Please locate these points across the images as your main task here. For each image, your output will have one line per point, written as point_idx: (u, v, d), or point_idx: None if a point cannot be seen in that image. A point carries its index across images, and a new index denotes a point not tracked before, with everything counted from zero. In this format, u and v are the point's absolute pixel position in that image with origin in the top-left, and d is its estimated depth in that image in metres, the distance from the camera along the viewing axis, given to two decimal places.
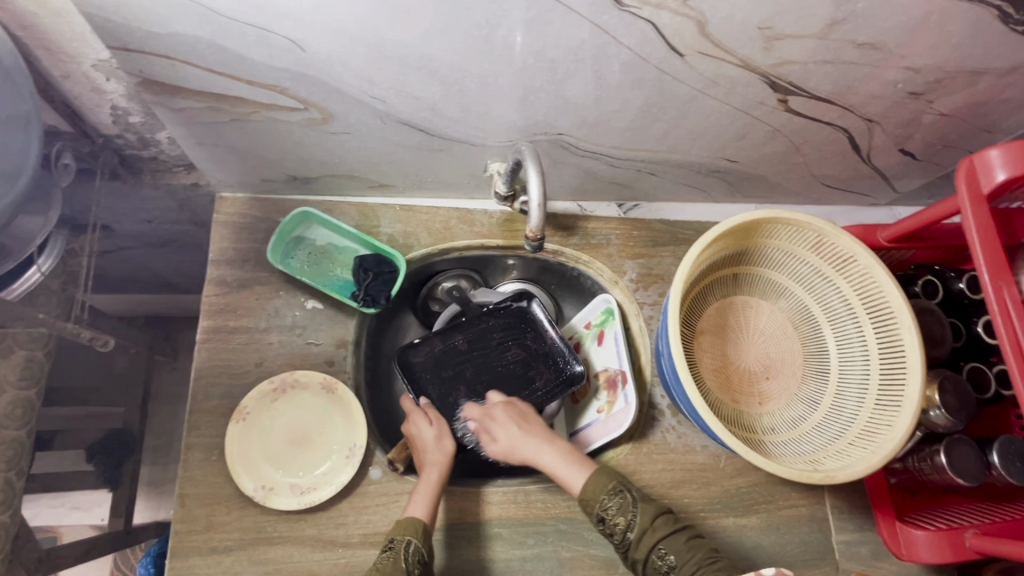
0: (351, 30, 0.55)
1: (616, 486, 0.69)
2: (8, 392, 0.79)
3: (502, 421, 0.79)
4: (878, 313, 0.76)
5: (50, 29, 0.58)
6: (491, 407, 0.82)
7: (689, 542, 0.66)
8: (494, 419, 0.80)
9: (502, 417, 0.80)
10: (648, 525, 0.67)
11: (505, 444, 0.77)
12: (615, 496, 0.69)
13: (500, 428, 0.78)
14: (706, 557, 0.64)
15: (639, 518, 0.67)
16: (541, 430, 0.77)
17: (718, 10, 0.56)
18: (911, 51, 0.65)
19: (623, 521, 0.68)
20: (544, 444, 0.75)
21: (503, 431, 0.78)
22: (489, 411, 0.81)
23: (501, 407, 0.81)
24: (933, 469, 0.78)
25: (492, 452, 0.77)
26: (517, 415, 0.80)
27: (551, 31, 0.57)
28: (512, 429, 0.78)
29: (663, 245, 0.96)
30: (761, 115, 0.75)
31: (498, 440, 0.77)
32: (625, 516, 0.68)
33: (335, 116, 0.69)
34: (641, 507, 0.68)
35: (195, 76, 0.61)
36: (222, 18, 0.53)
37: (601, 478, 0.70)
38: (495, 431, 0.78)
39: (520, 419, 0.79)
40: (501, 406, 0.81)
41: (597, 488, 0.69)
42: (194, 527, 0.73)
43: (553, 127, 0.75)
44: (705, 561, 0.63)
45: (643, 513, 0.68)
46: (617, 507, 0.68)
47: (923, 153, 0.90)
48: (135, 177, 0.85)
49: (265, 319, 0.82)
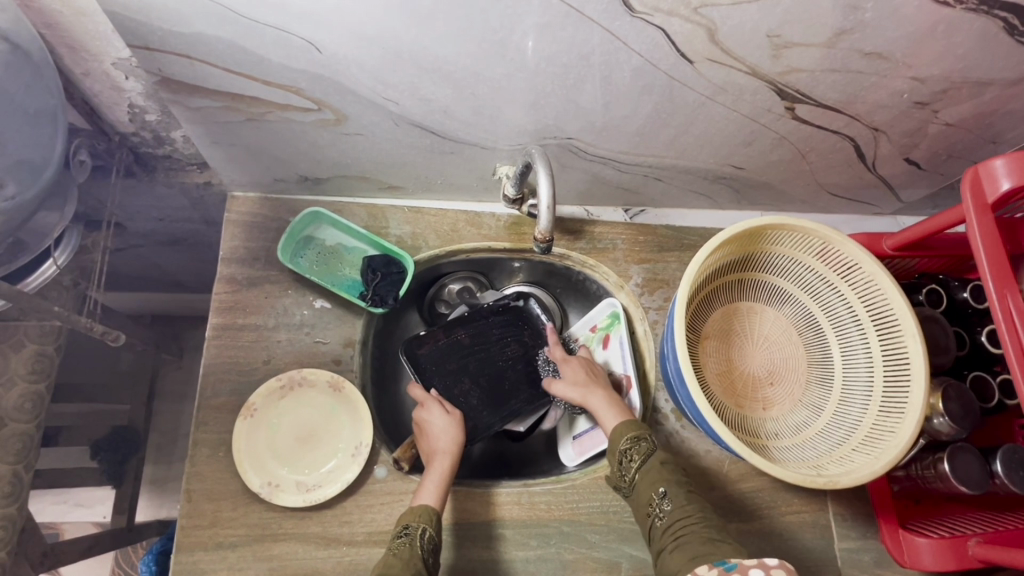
0: (368, 32, 0.56)
1: (639, 433, 0.72)
2: (18, 385, 0.80)
3: (576, 366, 0.84)
4: (883, 321, 0.77)
5: (73, 28, 0.59)
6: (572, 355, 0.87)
7: (689, 494, 0.66)
8: (568, 361, 0.85)
9: (576, 364, 0.85)
10: (655, 468, 0.69)
11: (569, 384, 0.83)
12: (637, 439, 0.71)
13: (570, 369, 0.84)
14: (699, 510, 0.64)
15: (650, 461, 0.69)
16: (604, 380, 0.82)
17: (729, 18, 0.58)
18: (918, 62, 0.66)
19: (635, 461, 0.70)
20: (596, 390, 0.80)
21: (573, 373, 0.84)
22: (568, 356, 0.87)
23: (580, 356, 0.86)
24: (937, 477, 0.78)
25: (557, 391, 0.84)
26: (587, 365, 0.85)
27: (564, 36, 0.59)
28: (580, 373, 0.83)
29: (669, 250, 0.96)
30: (768, 123, 0.76)
31: (567, 378, 0.83)
32: (639, 456, 0.70)
33: (349, 117, 0.70)
34: (656, 454, 0.70)
35: (212, 75, 0.62)
36: (242, 19, 0.54)
37: (629, 426, 0.73)
38: (565, 371, 0.85)
39: (591, 368, 0.84)
40: (582, 356, 0.86)
41: (619, 434, 0.72)
42: (201, 522, 0.73)
43: (562, 131, 0.76)
44: (697, 514, 0.64)
45: (656, 458, 0.70)
46: (635, 448, 0.71)
47: (929, 163, 0.90)
48: (149, 175, 0.86)
49: (274, 317, 0.83)
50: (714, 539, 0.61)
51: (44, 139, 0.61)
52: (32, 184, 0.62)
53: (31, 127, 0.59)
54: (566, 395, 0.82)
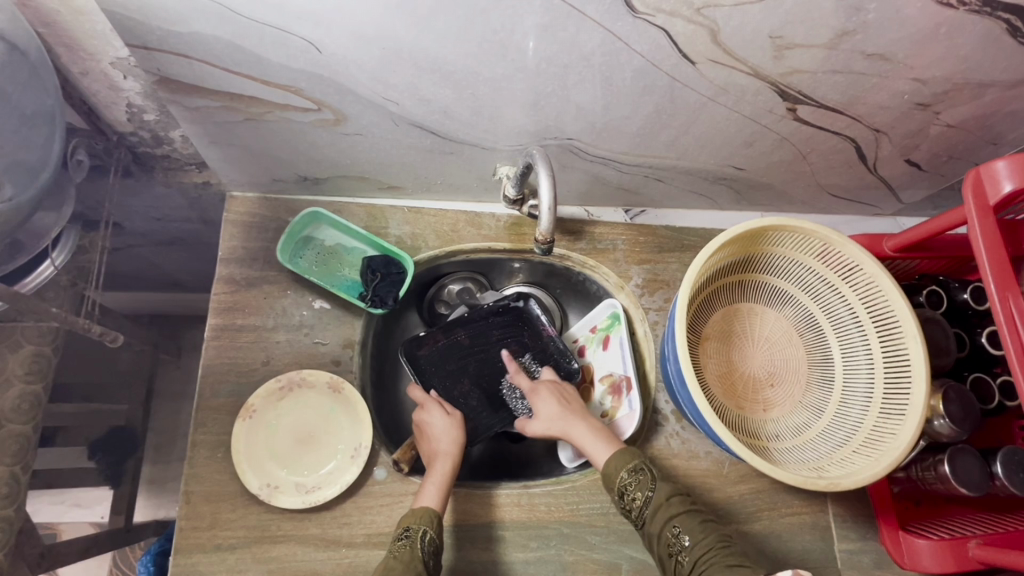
0: (368, 32, 0.56)
1: (637, 464, 0.71)
2: (15, 386, 0.79)
3: (545, 398, 0.83)
4: (884, 323, 0.76)
5: (71, 27, 0.59)
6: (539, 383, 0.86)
7: (702, 523, 0.67)
8: (537, 395, 0.83)
9: (546, 395, 0.83)
10: (663, 502, 0.69)
11: (545, 422, 0.81)
12: (636, 472, 0.71)
13: (541, 405, 0.82)
14: (716, 540, 0.64)
15: (655, 496, 0.69)
16: (579, 408, 0.81)
17: (731, 19, 0.57)
18: (920, 63, 0.66)
19: (640, 497, 0.70)
20: (577, 421, 0.78)
21: (545, 408, 0.82)
22: (534, 387, 0.85)
23: (545, 385, 0.85)
24: (937, 478, 0.78)
25: (532, 430, 0.82)
26: (557, 393, 0.83)
27: (566, 36, 0.58)
28: (553, 406, 0.82)
29: (669, 251, 0.96)
30: (769, 124, 0.76)
31: (540, 415, 0.82)
32: (643, 492, 0.70)
33: (349, 117, 0.70)
34: (658, 486, 0.70)
35: (211, 75, 0.62)
36: (241, 18, 0.54)
37: (624, 456, 0.72)
38: (537, 407, 0.83)
39: (562, 399, 0.82)
40: (547, 384, 0.85)
41: (615, 467, 0.71)
42: (200, 524, 0.73)
43: (563, 132, 0.76)
44: (715, 543, 0.64)
45: (660, 491, 0.70)
46: (637, 483, 0.70)
47: (929, 164, 0.90)
48: (148, 175, 0.86)
49: (273, 317, 0.82)
50: (736, 567, 0.61)
51: (42, 138, 0.61)
52: (30, 184, 0.62)
53: (29, 127, 0.59)
54: (545, 432, 0.80)
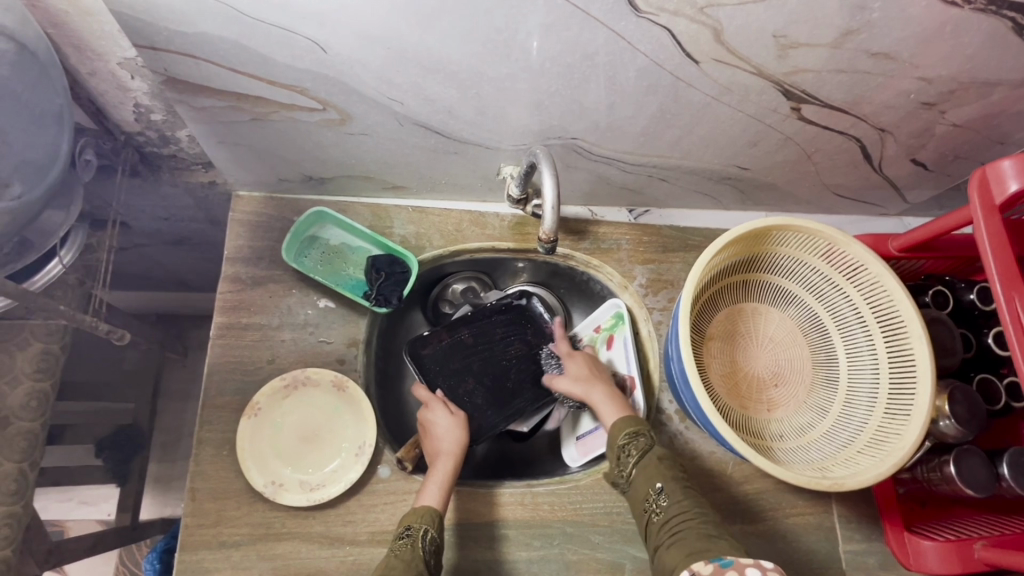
0: (372, 32, 0.56)
1: (638, 428, 0.73)
2: (24, 383, 0.80)
3: (579, 362, 0.86)
4: (889, 322, 0.76)
5: (79, 28, 0.59)
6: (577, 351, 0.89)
7: (686, 490, 0.66)
8: (571, 356, 0.87)
9: (580, 360, 0.86)
10: (653, 464, 0.69)
11: (570, 380, 0.84)
12: (634, 435, 0.72)
13: (573, 365, 0.86)
14: (696, 506, 0.64)
15: (648, 457, 0.70)
16: (606, 376, 0.83)
17: (735, 18, 0.57)
18: (925, 62, 0.65)
19: (633, 456, 0.70)
20: (598, 385, 0.81)
21: (577, 369, 0.86)
22: (572, 351, 0.88)
23: (585, 353, 0.88)
24: (942, 479, 0.78)
25: (559, 387, 0.85)
26: (590, 361, 0.86)
27: (570, 36, 0.58)
28: (582, 368, 0.85)
29: (673, 251, 0.96)
30: (774, 123, 0.76)
31: (569, 373, 0.85)
32: (637, 451, 0.71)
33: (353, 117, 0.70)
34: (654, 450, 0.71)
35: (218, 75, 0.62)
36: (247, 18, 0.54)
37: (625, 422, 0.73)
38: (568, 367, 0.87)
39: (594, 367, 0.85)
40: (586, 353, 0.88)
41: (616, 430, 0.73)
42: (205, 521, 0.73)
43: (567, 132, 0.76)
44: (693, 509, 0.64)
45: (654, 454, 0.70)
46: (633, 444, 0.71)
47: (935, 164, 0.90)
48: (155, 174, 0.86)
49: (279, 317, 0.83)
50: (710, 535, 0.60)
51: (51, 138, 0.62)
52: (38, 183, 0.63)
53: (39, 127, 0.60)
54: (567, 390, 0.84)
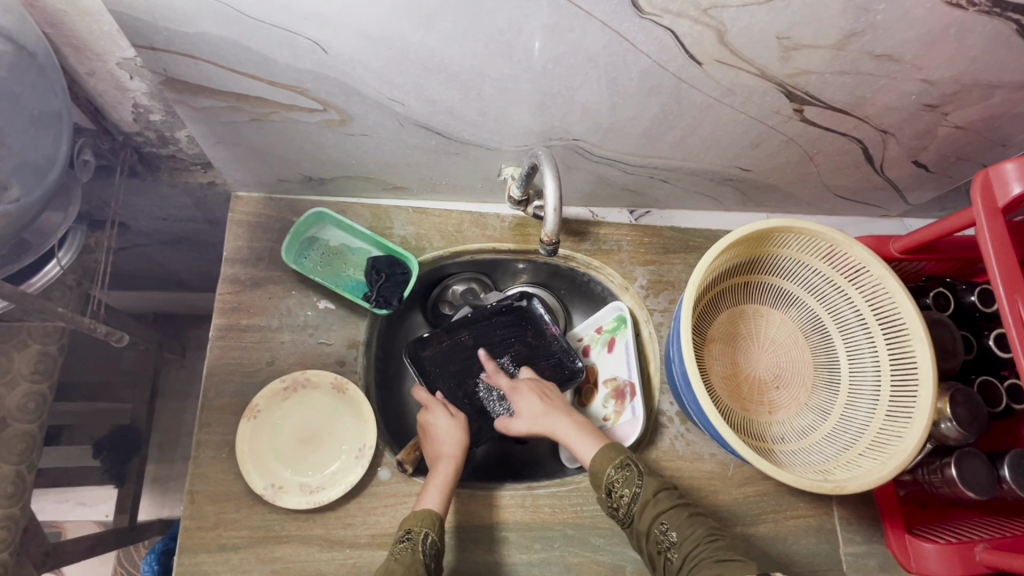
0: (374, 32, 0.56)
1: (623, 459, 0.70)
2: (21, 385, 0.80)
3: (527, 397, 0.83)
4: (891, 325, 0.76)
5: (78, 27, 0.59)
6: (518, 381, 0.86)
7: (690, 519, 0.66)
8: (518, 393, 0.84)
9: (526, 394, 0.83)
10: (650, 500, 0.68)
11: (525, 420, 0.80)
12: (622, 469, 0.70)
13: (524, 402, 0.82)
14: (704, 534, 0.64)
15: (643, 491, 0.69)
16: (560, 406, 0.81)
17: (738, 20, 0.57)
18: (928, 64, 0.65)
19: (628, 494, 0.69)
20: (559, 418, 0.78)
21: (527, 405, 0.82)
22: (514, 386, 0.85)
23: (526, 384, 0.85)
24: (944, 481, 0.78)
25: (515, 429, 0.81)
26: (537, 391, 0.84)
27: (572, 37, 0.58)
28: (535, 404, 0.82)
29: (673, 252, 0.96)
30: (776, 125, 0.76)
31: (522, 412, 0.81)
32: (631, 488, 0.69)
33: (354, 118, 0.70)
34: (646, 482, 0.70)
35: (218, 75, 0.62)
36: (247, 19, 0.54)
37: (609, 453, 0.71)
38: (519, 405, 0.83)
39: (543, 397, 0.83)
40: (528, 382, 0.85)
41: (602, 464, 0.70)
42: (204, 524, 0.73)
43: (568, 133, 0.75)
44: (702, 538, 0.64)
45: (648, 486, 0.69)
46: (623, 479, 0.69)
47: (936, 165, 0.90)
48: (154, 175, 0.86)
49: (278, 318, 0.82)
50: (724, 561, 0.60)
51: (50, 139, 0.61)
52: (36, 185, 0.62)
53: (38, 128, 0.59)
54: (529, 430, 0.80)
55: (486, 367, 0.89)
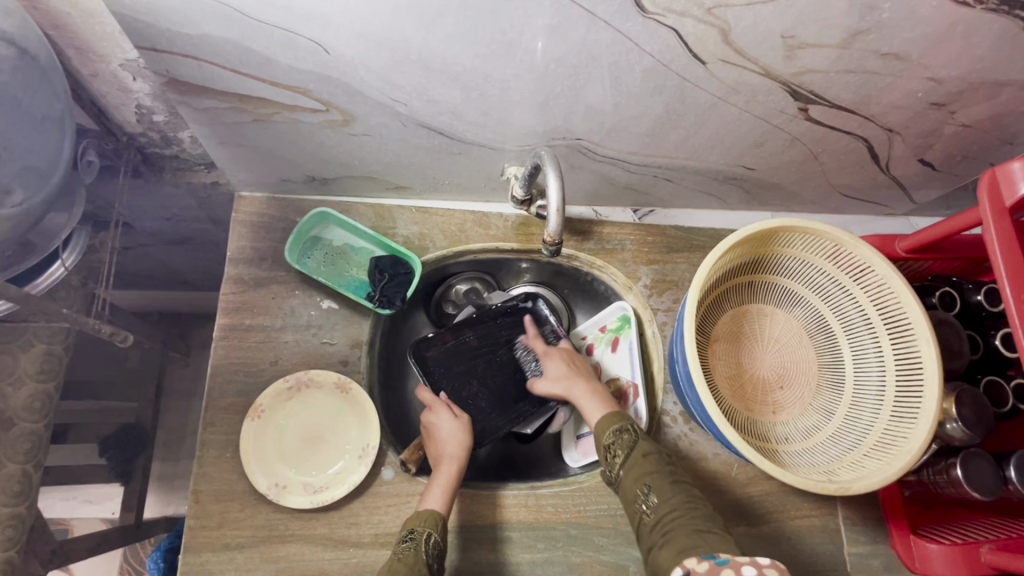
0: (376, 34, 0.56)
1: (623, 425, 0.73)
2: (27, 385, 0.80)
3: (556, 360, 0.87)
4: (896, 324, 0.76)
5: (81, 29, 0.59)
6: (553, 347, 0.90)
7: (674, 485, 0.66)
8: (548, 357, 0.88)
9: (558, 356, 0.88)
10: (639, 460, 0.69)
11: (552, 380, 0.85)
12: (620, 432, 0.72)
13: (551, 365, 0.87)
14: (685, 501, 0.63)
15: (634, 453, 0.70)
16: (585, 371, 0.85)
17: (742, 19, 0.57)
18: (935, 62, 0.65)
19: (620, 455, 0.70)
20: (579, 381, 0.82)
21: (555, 368, 0.87)
22: (548, 349, 0.89)
23: (559, 350, 0.89)
24: (949, 482, 0.78)
25: (541, 388, 0.86)
26: (567, 358, 0.87)
27: (574, 37, 0.58)
28: (561, 367, 0.86)
29: (677, 251, 0.95)
30: (781, 124, 0.75)
31: (549, 374, 0.86)
32: (624, 449, 0.71)
33: (356, 118, 0.70)
34: (639, 445, 0.71)
35: (221, 76, 0.62)
36: (249, 20, 0.54)
37: (610, 419, 0.74)
38: (547, 367, 0.87)
39: (573, 362, 0.86)
40: (564, 349, 0.89)
41: (603, 427, 0.74)
42: (209, 523, 0.73)
43: (571, 133, 0.75)
44: (681, 504, 0.63)
45: (639, 450, 0.70)
46: (619, 442, 0.71)
47: (942, 164, 0.89)
48: (158, 175, 0.86)
49: (282, 318, 0.82)
50: (699, 530, 0.59)
51: (53, 142, 0.62)
52: (39, 188, 0.62)
53: (41, 131, 0.59)
54: (549, 391, 0.85)
55: (528, 331, 0.93)
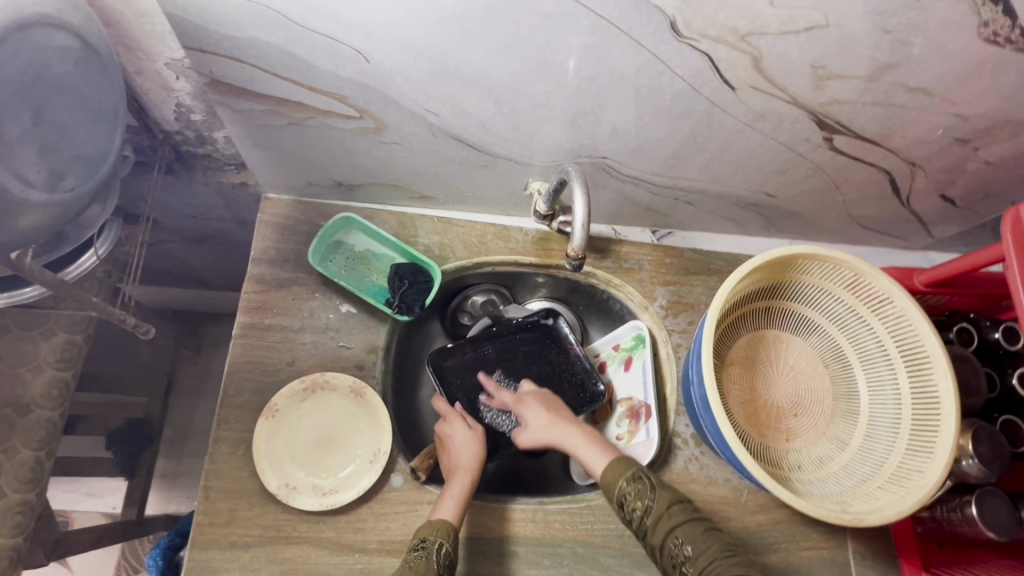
0: (416, 45, 0.57)
1: (636, 472, 0.70)
2: (46, 372, 0.81)
3: (534, 409, 0.83)
4: (913, 357, 0.75)
5: (132, 28, 0.61)
6: (524, 394, 0.86)
7: (706, 533, 0.66)
8: (524, 406, 0.83)
9: (534, 404, 0.83)
10: (665, 512, 0.68)
11: (535, 431, 0.80)
12: (635, 482, 0.70)
13: (530, 415, 0.82)
14: (721, 550, 0.64)
15: (656, 505, 0.68)
16: (568, 417, 0.81)
17: (775, 47, 0.58)
18: (962, 98, 0.66)
19: (641, 507, 0.68)
20: (568, 429, 0.78)
21: (534, 418, 0.82)
22: (519, 399, 0.85)
23: (531, 396, 0.85)
24: (962, 520, 0.76)
25: (524, 439, 0.81)
26: (545, 404, 0.83)
27: (608, 57, 0.59)
28: (542, 415, 0.81)
29: (694, 274, 0.96)
30: (805, 152, 0.76)
31: (531, 425, 0.81)
32: (643, 501, 0.69)
33: (388, 126, 0.71)
34: (658, 494, 0.69)
35: (262, 79, 0.63)
36: (296, 26, 0.55)
37: (620, 466, 0.71)
38: (526, 418, 0.82)
39: (549, 408, 0.82)
40: (534, 394, 0.85)
41: (614, 476, 0.70)
42: (216, 520, 0.73)
43: (597, 151, 0.76)
44: (719, 554, 0.63)
45: (660, 500, 0.69)
46: (637, 493, 0.69)
47: (963, 201, 0.90)
48: (189, 173, 0.87)
49: (301, 319, 0.83)
50: None
51: (107, 132, 0.65)
52: (87, 177, 0.65)
53: (93, 122, 0.62)
54: (537, 442, 0.80)
55: (487, 386, 0.88)
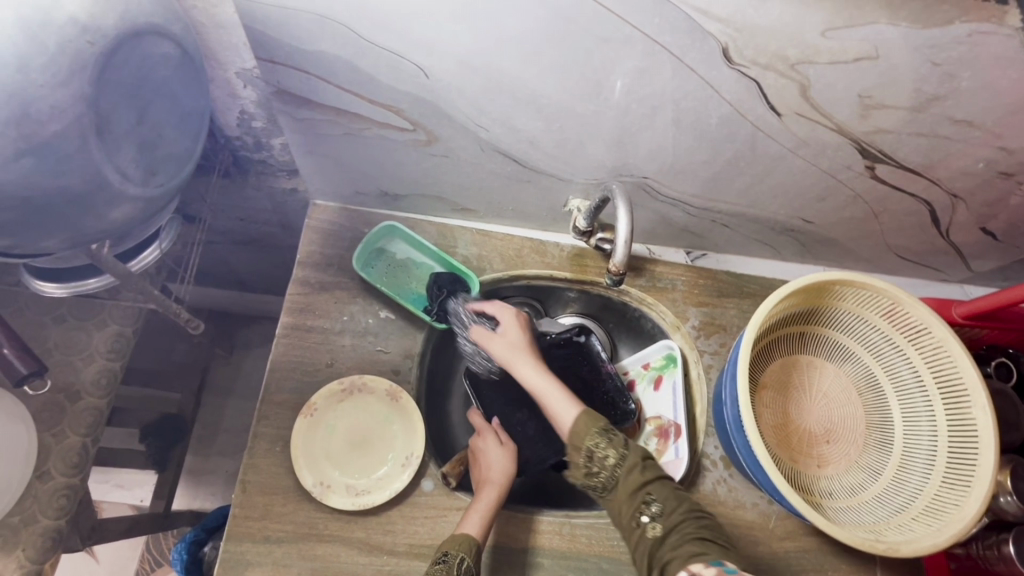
0: (475, 62, 0.60)
1: (608, 426, 0.72)
2: (97, 361, 0.85)
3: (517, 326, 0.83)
4: (950, 388, 0.75)
5: (213, 40, 0.66)
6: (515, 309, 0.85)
7: (675, 493, 0.68)
8: (512, 319, 0.83)
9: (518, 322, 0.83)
10: (634, 465, 0.69)
11: (506, 345, 0.81)
12: (608, 433, 0.71)
13: (513, 329, 0.82)
14: (689, 510, 0.67)
15: (628, 458, 0.70)
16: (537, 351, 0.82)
17: (823, 76, 0.60)
18: (1008, 132, 0.66)
19: (612, 458, 0.70)
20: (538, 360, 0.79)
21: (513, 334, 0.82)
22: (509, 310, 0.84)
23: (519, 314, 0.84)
24: (1000, 559, 0.75)
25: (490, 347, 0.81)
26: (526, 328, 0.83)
27: (658, 80, 0.61)
28: (522, 337, 0.81)
29: (728, 296, 0.97)
30: (846, 179, 0.77)
31: (507, 337, 0.81)
32: (614, 453, 0.70)
33: (439, 139, 0.74)
34: (631, 448, 0.71)
35: (325, 91, 0.67)
36: (364, 43, 0.59)
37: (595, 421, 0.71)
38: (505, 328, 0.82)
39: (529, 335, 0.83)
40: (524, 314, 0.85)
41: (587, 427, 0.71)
42: (252, 514, 0.75)
43: (639, 171, 0.78)
44: (688, 514, 0.66)
45: (632, 454, 0.70)
46: (608, 444, 0.70)
47: (1005, 235, 0.89)
48: (243, 177, 0.91)
49: (341, 322, 0.86)
50: (704, 538, 0.63)
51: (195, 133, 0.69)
52: (175, 173, 0.69)
53: (185, 125, 0.66)
54: (500, 351, 0.81)
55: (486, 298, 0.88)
